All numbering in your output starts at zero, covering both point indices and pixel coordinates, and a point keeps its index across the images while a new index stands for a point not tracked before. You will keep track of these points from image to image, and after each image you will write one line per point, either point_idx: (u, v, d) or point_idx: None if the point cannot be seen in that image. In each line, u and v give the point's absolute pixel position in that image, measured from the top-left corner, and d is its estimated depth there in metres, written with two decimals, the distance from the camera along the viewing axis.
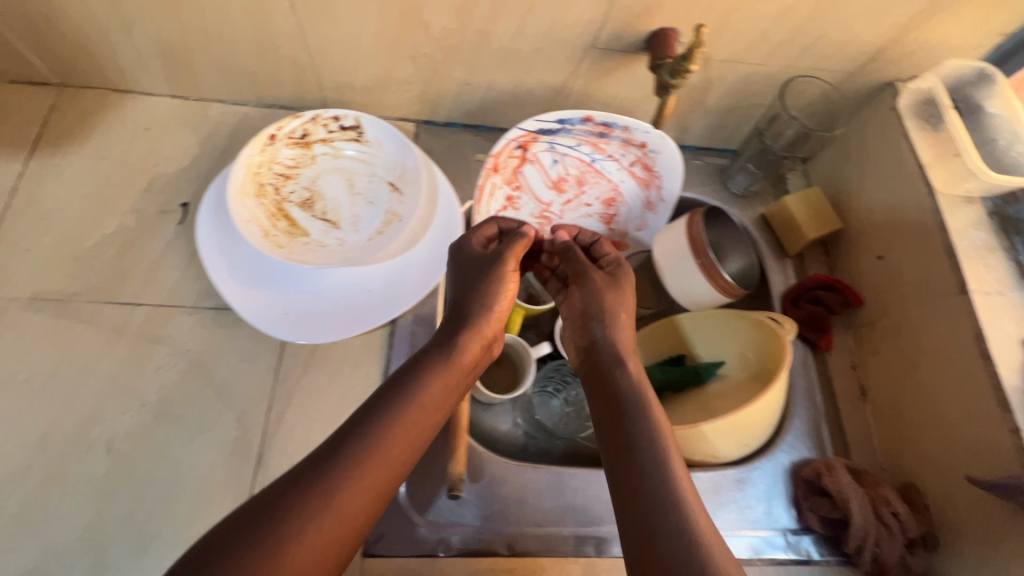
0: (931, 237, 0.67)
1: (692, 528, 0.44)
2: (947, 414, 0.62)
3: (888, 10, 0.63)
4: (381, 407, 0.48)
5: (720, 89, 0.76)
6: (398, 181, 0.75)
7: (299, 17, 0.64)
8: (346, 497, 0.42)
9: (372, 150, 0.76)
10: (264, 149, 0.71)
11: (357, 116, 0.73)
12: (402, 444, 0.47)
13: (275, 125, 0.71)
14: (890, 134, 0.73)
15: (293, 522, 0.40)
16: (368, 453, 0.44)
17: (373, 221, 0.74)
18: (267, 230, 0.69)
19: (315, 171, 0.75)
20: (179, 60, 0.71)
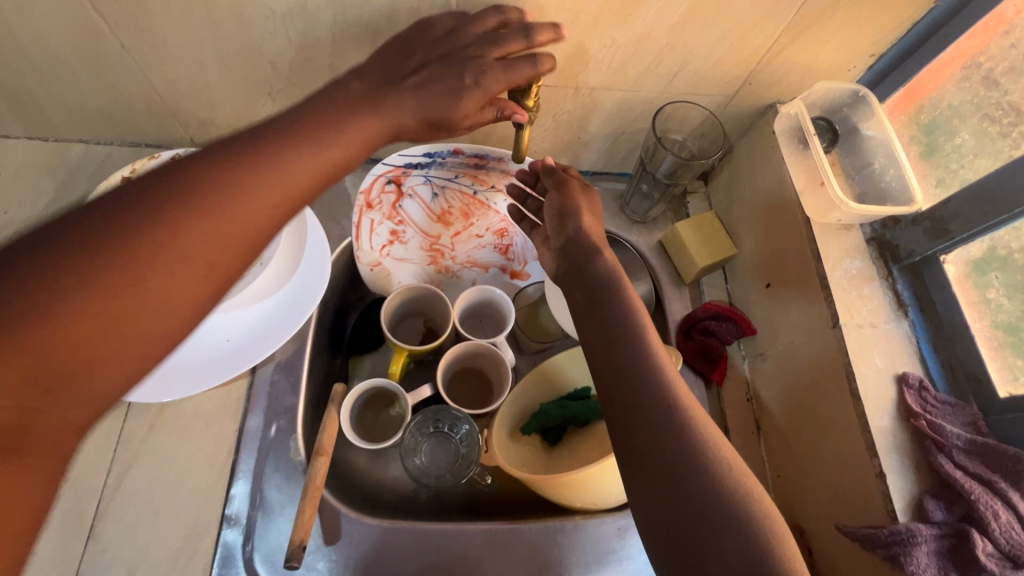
0: (809, 266, 0.64)
1: (679, 420, 0.44)
2: (828, 454, 0.59)
3: (748, 34, 0.61)
4: (211, 165, 0.39)
5: (599, 115, 0.73)
6: None
7: (134, 58, 0.61)
8: (137, 299, 0.35)
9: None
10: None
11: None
12: (223, 241, 0.38)
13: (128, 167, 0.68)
14: (772, 158, 0.70)
15: (61, 305, 0.32)
16: (182, 222, 0.36)
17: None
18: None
19: None
20: (23, 102, 0.68)
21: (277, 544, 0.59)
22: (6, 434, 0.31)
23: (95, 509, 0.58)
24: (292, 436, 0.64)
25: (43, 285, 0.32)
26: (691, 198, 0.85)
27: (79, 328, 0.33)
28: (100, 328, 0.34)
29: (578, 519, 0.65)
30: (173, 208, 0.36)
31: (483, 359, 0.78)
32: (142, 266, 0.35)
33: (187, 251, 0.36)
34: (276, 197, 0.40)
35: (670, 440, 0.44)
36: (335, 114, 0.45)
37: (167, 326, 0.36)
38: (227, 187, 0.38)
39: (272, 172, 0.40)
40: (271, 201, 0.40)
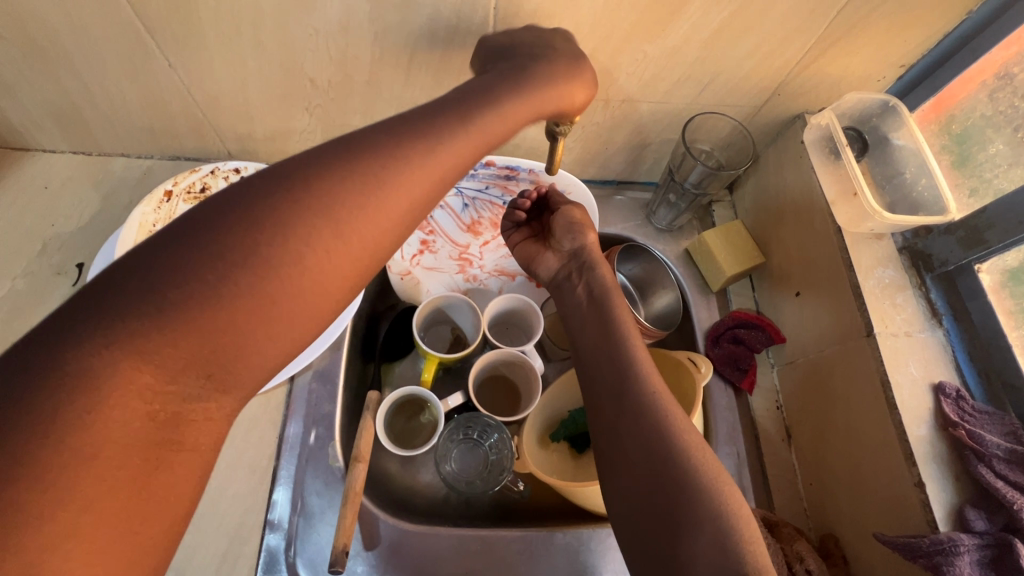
0: (841, 275, 0.64)
1: (658, 462, 0.49)
2: (863, 462, 0.59)
3: (780, 47, 0.61)
4: (341, 167, 0.37)
5: (628, 126, 0.74)
6: None
7: (180, 75, 0.63)
8: (284, 293, 0.34)
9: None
10: (160, 206, 0.70)
11: (257, 169, 0.73)
12: (354, 245, 0.37)
13: (171, 181, 0.70)
14: (801, 167, 0.71)
15: (208, 302, 0.32)
16: (315, 225, 0.35)
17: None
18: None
19: None
20: (71, 118, 0.70)
21: (317, 550, 0.60)
22: (159, 420, 0.32)
23: None
24: (330, 442, 0.65)
25: (191, 283, 0.32)
26: (717, 207, 0.86)
27: (232, 317, 0.33)
28: (245, 311, 0.33)
29: (610, 526, 0.66)
30: (308, 213, 0.35)
31: (512, 367, 0.78)
32: (291, 268, 0.34)
33: (317, 250, 0.35)
34: (403, 202, 0.39)
35: (647, 426, 0.51)
36: (449, 113, 0.42)
37: (296, 334, 0.36)
38: (365, 192, 0.37)
39: (406, 174, 0.39)
40: (398, 197, 0.38)
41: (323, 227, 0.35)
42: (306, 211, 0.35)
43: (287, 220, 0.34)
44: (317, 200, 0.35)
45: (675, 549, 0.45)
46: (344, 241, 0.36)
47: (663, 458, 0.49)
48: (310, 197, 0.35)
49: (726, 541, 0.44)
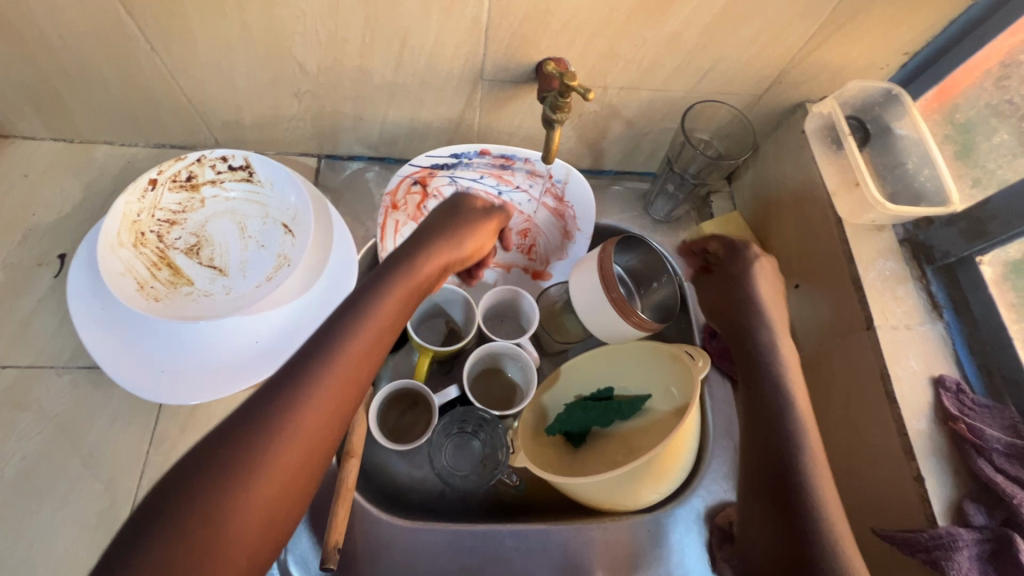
0: (842, 268, 0.63)
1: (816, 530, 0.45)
2: (861, 455, 0.59)
3: (782, 32, 0.60)
4: (284, 383, 0.40)
5: (626, 115, 0.73)
6: (292, 223, 0.71)
7: (163, 59, 0.61)
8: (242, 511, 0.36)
9: (263, 190, 0.72)
10: (144, 195, 0.68)
11: (245, 156, 0.70)
12: (299, 449, 0.39)
13: (155, 170, 0.68)
14: (801, 158, 0.70)
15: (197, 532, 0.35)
16: (265, 440, 0.38)
17: (263, 265, 0.70)
18: (144, 282, 0.66)
19: (204, 215, 0.72)
20: (52, 105, 0.68)
21: (309, 546, 0.59)
22: None
23: (129, 511, 0.58)
24: None
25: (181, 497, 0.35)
26: (715, 198, 0.84)
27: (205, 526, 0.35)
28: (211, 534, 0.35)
29: (607, 522, 0.65)
30: (259, 439, 0.38)
31: (507, 360, 0.77)
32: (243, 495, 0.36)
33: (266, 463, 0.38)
34: (336, 396, 0.41)
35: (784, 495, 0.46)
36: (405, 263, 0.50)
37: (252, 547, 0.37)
38: (300, 403, 0.40)
39: (336, 371, 0.41)
40: (327, 404, 0.41)
41: (268, 443, 0.38)
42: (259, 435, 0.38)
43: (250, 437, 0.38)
44: (267, 426, 0.38)
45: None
46: (291, 449, 0.39)
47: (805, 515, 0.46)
48: (258, 422, 0.38)
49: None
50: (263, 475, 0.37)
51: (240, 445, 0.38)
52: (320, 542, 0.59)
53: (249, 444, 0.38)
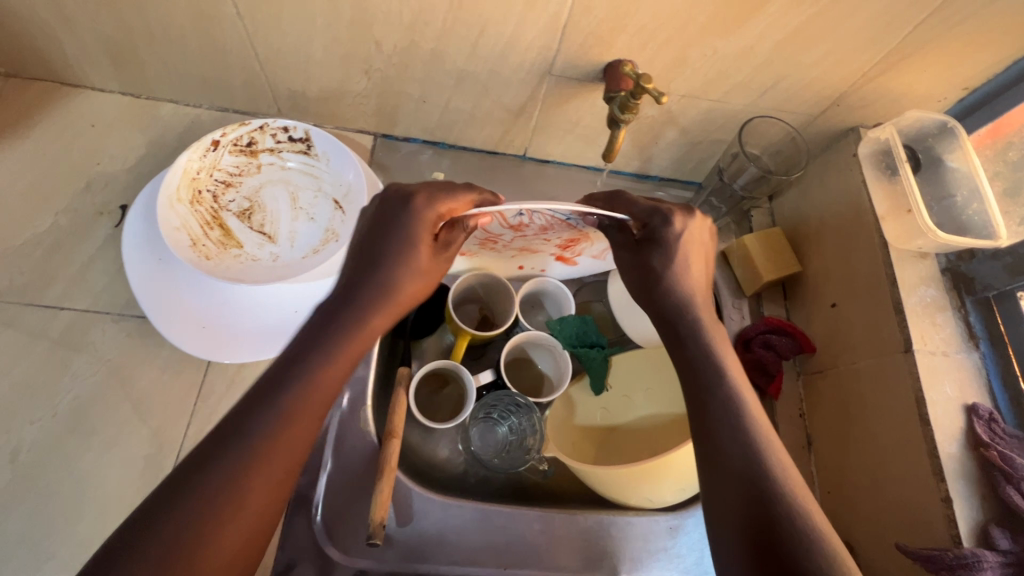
0: (883, 290, 0.65)
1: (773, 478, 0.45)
2: (887, 474, 0.61)
3: (850, 54, 0.61)
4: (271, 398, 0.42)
5: (684, 121, 0.74)
6: (343, 200, 0.72)
7: (245, 25, 0.63)
8: (228, 536, 0.38)
9: (319, 164, 0.73)
10: (206, 154, 0.69)
11: (306, 129, 0.71)
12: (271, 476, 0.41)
13: (219, 133, 0.68)
14: (850, 180, 0.71)
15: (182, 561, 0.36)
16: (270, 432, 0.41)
17: (310, 238, 0.71)
18: (196, 239, 0.68)
19: (259, 180, 0.73)
20: (127, 58, 0.69)
21: (345, 512, 0.61)
22: None
23: (173, 459, 0.60)
24: (363, 407, 0.65)
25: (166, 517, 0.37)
26: (755, 213, 0.86)
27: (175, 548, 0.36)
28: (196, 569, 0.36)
29: (631, 515, 0.66)
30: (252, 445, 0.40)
31: (539, 353, 0.80)
32: (224, 529, 0.38)
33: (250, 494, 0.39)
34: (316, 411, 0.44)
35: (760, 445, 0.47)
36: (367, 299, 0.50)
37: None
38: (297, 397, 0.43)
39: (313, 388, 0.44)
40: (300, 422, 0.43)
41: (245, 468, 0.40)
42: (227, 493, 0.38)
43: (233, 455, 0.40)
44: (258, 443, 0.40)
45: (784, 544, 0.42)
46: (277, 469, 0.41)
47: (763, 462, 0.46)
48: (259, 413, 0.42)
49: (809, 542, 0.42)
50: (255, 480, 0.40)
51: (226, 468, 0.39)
52: (363, 525, 0.60)
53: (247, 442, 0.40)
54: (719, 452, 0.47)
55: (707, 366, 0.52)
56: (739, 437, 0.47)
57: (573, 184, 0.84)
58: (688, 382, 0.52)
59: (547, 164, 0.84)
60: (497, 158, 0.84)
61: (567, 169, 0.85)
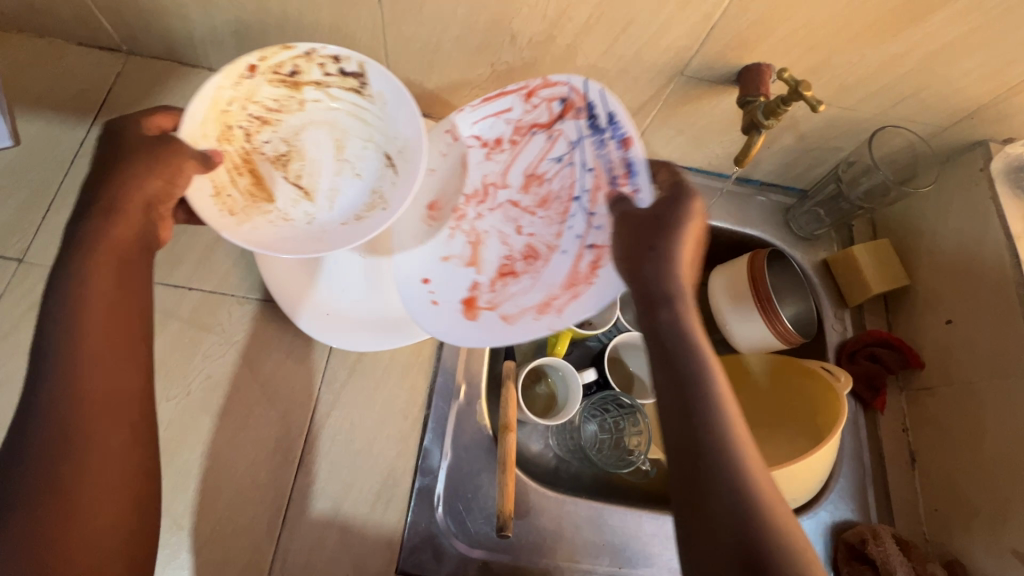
0: (1013, 312, 0.64)
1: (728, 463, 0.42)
2: (1010, 498, 0.60)
3: (1002, 67, 0.59)
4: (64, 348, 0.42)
5: (804, 128, 0.72)
6: (396, 156, 0.64)
7: (384, 13, 0.62)
8: (89, 508, 0.39)
9: (371, 108, 0.64)
10: (240, 82, 0.59)
11: (361, 63, 0.61)
12: (110, 430, 0.42)
13: (257, 55, 0.58)
14: (976, 194, 0.70)
15: (62, 524, 0.38)
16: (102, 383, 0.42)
17: (356, 199, 0.64)
18: (221, 189, 0.58)
19: (301, 120, 0.64)
20: (252, 40, 0.69)
21: (467, 503, 0.61)
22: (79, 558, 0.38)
23: (301, 444, 0.61)
24: (478, 400, 0.66)
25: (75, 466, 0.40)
26: (857, 222, 0.84)
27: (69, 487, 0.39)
28: (72, 528, 0.38)
29: None
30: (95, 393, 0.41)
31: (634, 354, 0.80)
32: (82, 488, 0.39)
33: (86, 463, 0.40)
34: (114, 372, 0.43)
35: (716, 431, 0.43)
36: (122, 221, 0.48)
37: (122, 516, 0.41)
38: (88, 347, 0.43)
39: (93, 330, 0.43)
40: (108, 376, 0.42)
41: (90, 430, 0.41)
42: (61, 448, 0.40)
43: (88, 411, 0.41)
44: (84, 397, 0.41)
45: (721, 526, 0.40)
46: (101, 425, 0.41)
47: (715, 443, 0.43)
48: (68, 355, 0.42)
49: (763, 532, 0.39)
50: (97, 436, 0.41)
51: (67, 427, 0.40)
52: (485, 515, 0.61)
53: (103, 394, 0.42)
54: (679, 436, 0.44)
55: (678, 342, 0.48)
56: (693, 418, 0.44)
57: None
58: (658, 356, 0.48)
59: None
60: None
61: None
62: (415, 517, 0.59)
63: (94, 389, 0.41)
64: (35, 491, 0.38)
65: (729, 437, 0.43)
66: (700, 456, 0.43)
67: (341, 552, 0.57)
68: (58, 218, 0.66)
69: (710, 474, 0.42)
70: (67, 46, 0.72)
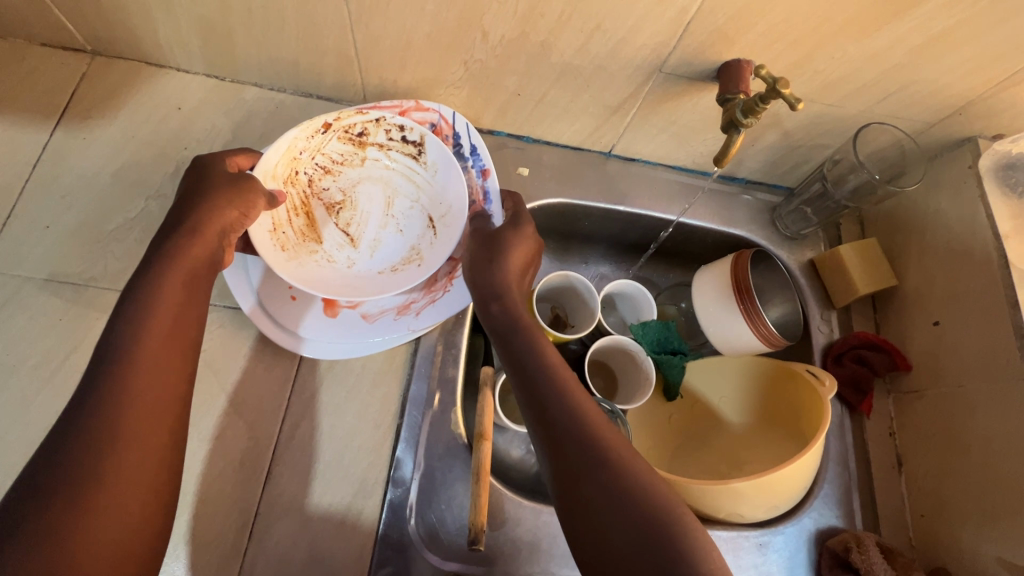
0: (1001, 313, 0.62)
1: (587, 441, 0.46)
2: (999, 505, 0.59)
3: (989, 62, 0.57)
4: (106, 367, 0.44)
5: (788, 125, 0.70)
6: (438, 219, 0.69)
7: (350, 10, 0.60)
8: (99, 527, 0.39)
9: (424, 173, 0.69)
10: (314, 135, 0.65)
11: (423, 133, 0.67)
12: (139, 450, 0.42)
13: (334, 115, 0.65)
14: (965, 193, 0.68)
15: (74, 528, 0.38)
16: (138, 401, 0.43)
17: (394, 251, 0.68)
18: (279, 225, 0.63)
19: (359, 174, 0.69)
20: (218, 39, 0.67)
21: (440, 514, 0.60)
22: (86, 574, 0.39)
23: (269, 455, 0.59)
24: (453, 408, 0.64)
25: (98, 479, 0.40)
26: (845, 221, 0.82)
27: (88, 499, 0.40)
28: (84, 537, 0.39)
29: (720, 529, 0.65)
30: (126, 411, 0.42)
31: (617, 358, 0.78)
32: (102, 509, 0.40)
33: (111, 476, 0.41)
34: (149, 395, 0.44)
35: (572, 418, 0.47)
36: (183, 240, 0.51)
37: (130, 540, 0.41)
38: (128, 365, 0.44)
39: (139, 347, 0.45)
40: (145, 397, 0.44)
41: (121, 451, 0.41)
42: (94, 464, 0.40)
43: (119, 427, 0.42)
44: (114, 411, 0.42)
45: (598, 504, 0.43)
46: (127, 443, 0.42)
47: (574, 427, 0.47)
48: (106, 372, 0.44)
49: (634, 495, 0.43)
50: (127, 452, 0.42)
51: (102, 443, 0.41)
52: (459, 527, 0.60)
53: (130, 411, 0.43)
54: (542, 433, 0.48)
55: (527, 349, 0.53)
56: (552, 411, 0.48)
57: (657, 184, 0.81)
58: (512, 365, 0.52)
59: (632, 162, 0.82)
60: (582, 155, 0.81)
61: (652, 168, 0.82)
62: (387, 530, 0.58)
63: (135, 405, 0.43)
64: (63, 486, 0.39)
65: (588, 419, 0.47)
66: (561, 442, 0.46)
67: (310, 567, 0.56)
68: (19, 225, 0.64)
69: (585, 472, 0.44)
70: (29, 47, 0.70)
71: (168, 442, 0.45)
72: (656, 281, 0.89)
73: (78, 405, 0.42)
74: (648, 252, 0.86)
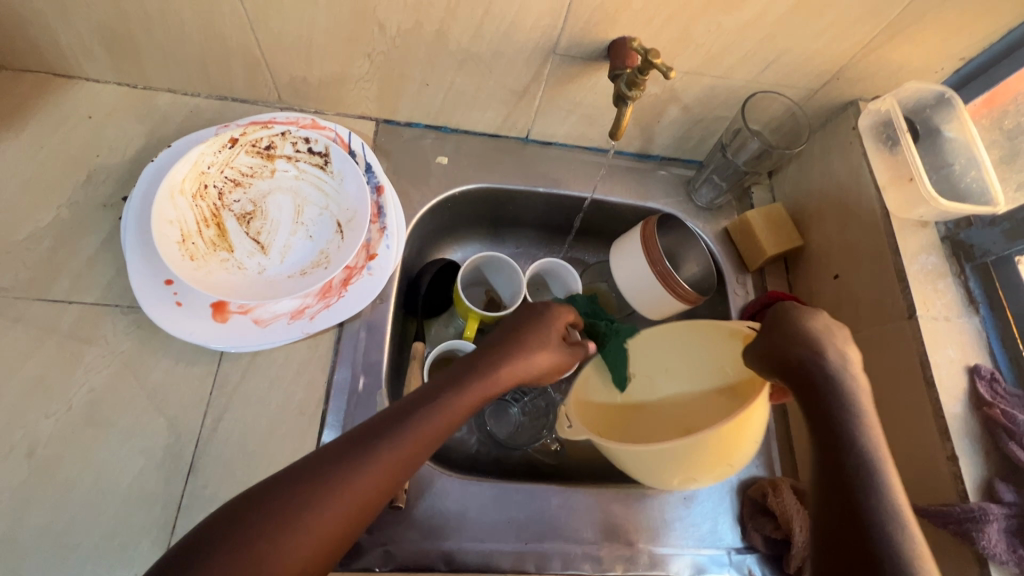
0: (886, 260, 0.67)
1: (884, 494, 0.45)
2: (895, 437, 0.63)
3: (849, 27, 0.62)
4: (360, 454, 0.46)
5: (686, 99, 0.74)
6: (346, 224, 0.69)
7: (247, 9, 0.62)
8: None
9: (332, 182, 0.70)
10: (221, 150, 0.67)
11: (328, 144, 0.69)
12: (321, 539, 0.43)
13: (240, 130, 0.67)
14: (850, 153, 0.73)
15: None
16: (330, 496, 0.44)
17: (304, 256, 0.69)
18: (187, 235, 0.64)
19: (269, 185, 0.70)
20: (122, 46, 0.68)
21: None
22: None
23: (192, 449, 0.60)
24: (378, 390, 0.66)
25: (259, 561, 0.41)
26: (755, 189, 0.87)
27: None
28: None
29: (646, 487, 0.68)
30: (309, 500, 0.43)
31: None
32: None
33: (295, 556, 0.42)
34: (354, 502, 0.45)
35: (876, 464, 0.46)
36: (470, 376, 0.53)
37: None
38: (358, 471, 0.45)
39: (372, 467, 0.45)
40: (351, 503, 0.44)
41: (255, 537, 0.41)
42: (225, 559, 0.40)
43: (313, 509, 0.43)
44: (326, 494, 0.44)
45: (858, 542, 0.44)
46: (313, 533, 0.43)
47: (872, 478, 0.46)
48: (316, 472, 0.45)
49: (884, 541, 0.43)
50: (297, 541, 0.42)
51: (283, 526, 0.42)
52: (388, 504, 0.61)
53: (304, 504, 0.43)
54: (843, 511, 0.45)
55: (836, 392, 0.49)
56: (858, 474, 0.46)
57: (575, 166, 0.85)
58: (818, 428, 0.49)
59: (550, 146, 0.84)
60: (500, 142, 0.83)
61: (570, 150, 0.85)
62: None
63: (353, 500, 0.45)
64: (246, 564, 0.40)
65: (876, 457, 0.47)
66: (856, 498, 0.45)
67: None
68: None
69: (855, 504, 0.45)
70: None
71: (346, 539, 0.44)
72: (586, 259, 0.93)
73: (318, 486, 0.44)
74: (574, 231, 0.90)
